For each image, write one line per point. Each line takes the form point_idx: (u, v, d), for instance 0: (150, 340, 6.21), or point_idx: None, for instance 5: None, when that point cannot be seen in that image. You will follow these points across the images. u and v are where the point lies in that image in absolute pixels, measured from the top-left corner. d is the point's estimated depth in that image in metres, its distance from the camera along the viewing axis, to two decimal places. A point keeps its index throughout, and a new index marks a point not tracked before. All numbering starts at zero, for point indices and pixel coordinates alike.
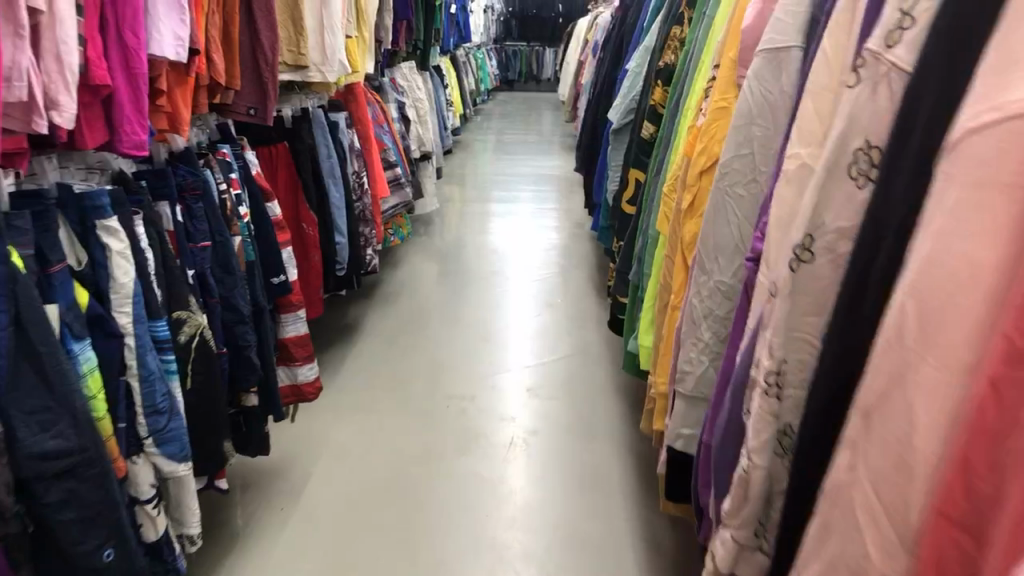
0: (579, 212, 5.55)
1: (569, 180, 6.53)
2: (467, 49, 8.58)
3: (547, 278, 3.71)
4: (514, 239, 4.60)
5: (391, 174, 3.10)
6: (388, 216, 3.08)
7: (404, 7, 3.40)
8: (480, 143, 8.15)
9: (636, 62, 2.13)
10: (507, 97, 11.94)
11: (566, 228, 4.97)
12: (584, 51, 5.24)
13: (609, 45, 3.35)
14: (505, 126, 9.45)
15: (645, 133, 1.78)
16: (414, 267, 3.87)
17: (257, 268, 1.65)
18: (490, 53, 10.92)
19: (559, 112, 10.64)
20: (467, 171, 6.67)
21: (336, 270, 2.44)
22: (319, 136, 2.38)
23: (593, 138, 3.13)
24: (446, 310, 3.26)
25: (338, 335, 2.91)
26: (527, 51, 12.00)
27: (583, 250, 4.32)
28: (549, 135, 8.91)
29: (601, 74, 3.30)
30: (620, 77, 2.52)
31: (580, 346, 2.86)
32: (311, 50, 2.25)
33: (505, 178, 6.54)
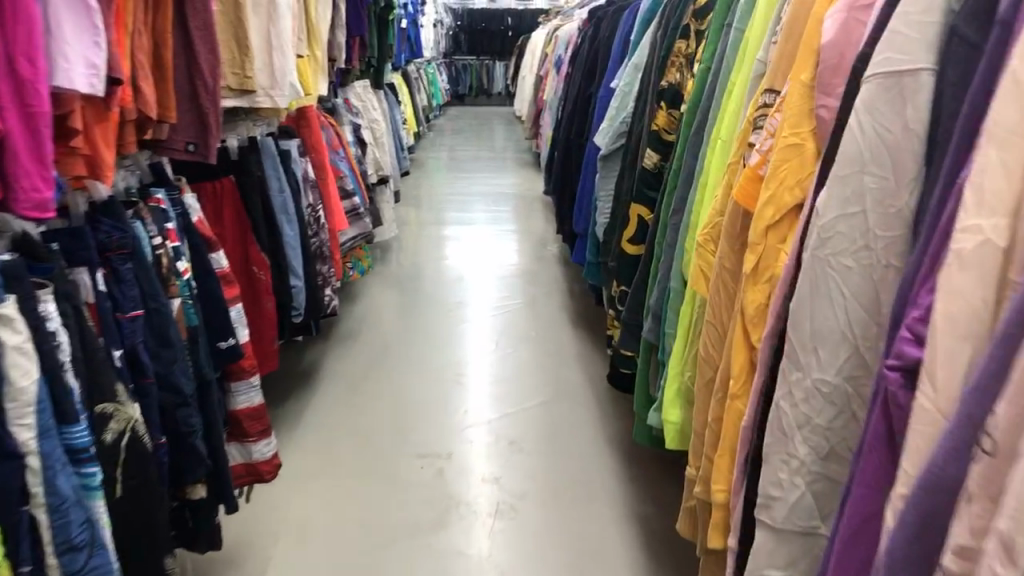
0: (542, 232, 5.33)
1: (529, 199, 6.30)
2: (418, 65, 8.33)
3: (517, 307, 3.47)
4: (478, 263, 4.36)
5: (348, 204, 2.85)
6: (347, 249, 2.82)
7: (357, 22, 3.15)
8: (434, 160, 7.89)
9: (624, 82, 1.91)
10: (458, 112, 11.71)
11: (531, 251, 4.74)
12: (544, 66, 5.03)
13: (579, 60, 3.13)
14: (458, 142, 9.22)
15: (648, 163, 1.55)
16: (373, 299, 3.61)
17: (202, 334, 1.39)
18: (441, 68, 10.69)
19: (512, 127, 10.43)
20: (422, 191, 6.42)
21: (292, 316, 2.18)
22: (269, 168, 2.12)
23: (566, 161, 2.91)
24: (412, 347, 3.00)
25: (295, 382, 2.65)
26: (477, 65, 11.80)
27: (552, 276, 4.10)
28: (503, 151, 8.69)
29: (572, 92, 3.08)
30: (601, 96, 2.30)
31: (562, 387, 2.63)
32: (258, 72, 1.99)
33: (462, 197, 6.31)
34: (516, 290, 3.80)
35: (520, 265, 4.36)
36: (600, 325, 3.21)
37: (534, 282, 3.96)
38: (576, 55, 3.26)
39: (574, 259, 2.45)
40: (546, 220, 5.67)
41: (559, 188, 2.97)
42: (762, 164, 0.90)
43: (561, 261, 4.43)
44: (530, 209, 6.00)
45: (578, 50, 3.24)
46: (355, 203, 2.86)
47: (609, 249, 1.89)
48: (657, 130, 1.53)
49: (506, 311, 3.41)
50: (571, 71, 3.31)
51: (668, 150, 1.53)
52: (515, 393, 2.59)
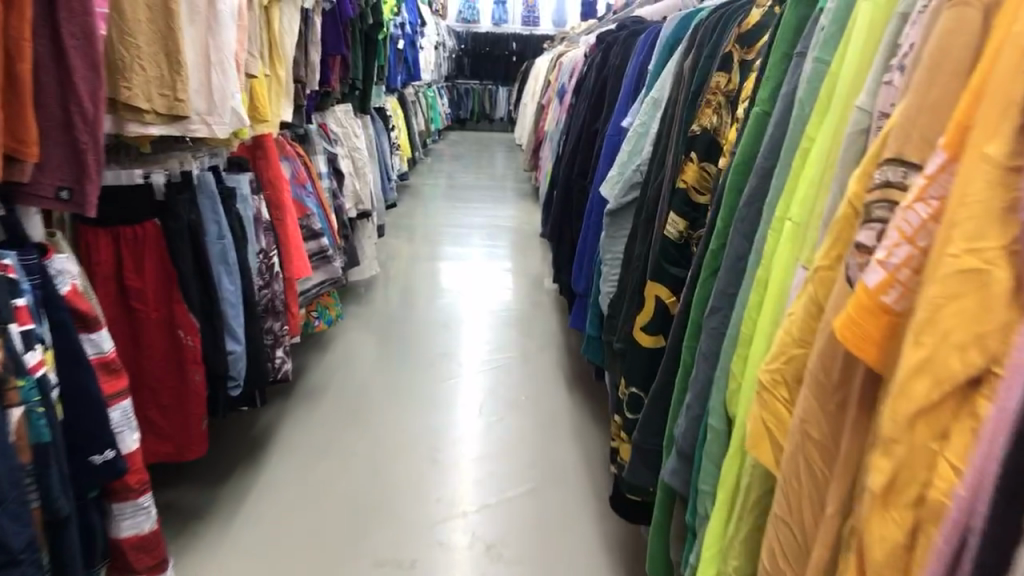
0: (539, 270, 4.95)
1: (527, 233, 5.93)
2: (416, 88, 8.02)
3: (506, 359, 3.08)
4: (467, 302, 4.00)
5: (315, 245, 2.48)
6: (311, 297, 2.46)
7: (336, 40, 2.80)
8: (429, 187, 7.53)
9: (640, 121, 1.55)
10: (458, 137, 11.41)
11: (526, 289, 4.38)
12: (546, 95, 4.68)
13: (583, 92, 2.78)
14: (456, 168, 8.89)
15: (671, 231, 1.18)
16: (348, 344, 3.23)
17: (58, 451, 1.01)
18: (442, 91, 10.39)
19: (513, 154, 10.09)
20: (414, 221, 6.05)
21: (229, 388, 1.81)
22: (206, 209, 1.76)
23: (568, 203, 2.55)
24: (383, 407, 2.62)
25: (242, 451, 2.27)
26: (479, 90, 11.51)
27: (547, 317, 3.70)
28: (502, 179, 8.36)
29: (575, 126, 2.73)
30: (609, 137, 1.94)
31: (554, 467, 2.25)
32: (193, 95, 1.63)
33: (456, 228, 5.96)
34: (506, 334, 3.41)
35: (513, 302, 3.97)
36: (601, 388, 2.83)
37: (527, 326, 3.57)
38: (580, 86, 2.91)
39: (572, 323, 2.07)
40: (545, 257, 5.30)
41: (557, 234, 2.60)
42: (889, 287, 0.54)
43: (557, 300, 4.04)
44: (527, 244, 5.63)
45: (582, 80, 2.89)
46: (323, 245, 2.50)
47: (614, 329, 1.52)
48: (683, 190, 1.16)
49: (494, 364, 3.02)
50: (574, 103, 2.95)
51: (699, 216, 1.16)
52: (498, 476, 2.20)
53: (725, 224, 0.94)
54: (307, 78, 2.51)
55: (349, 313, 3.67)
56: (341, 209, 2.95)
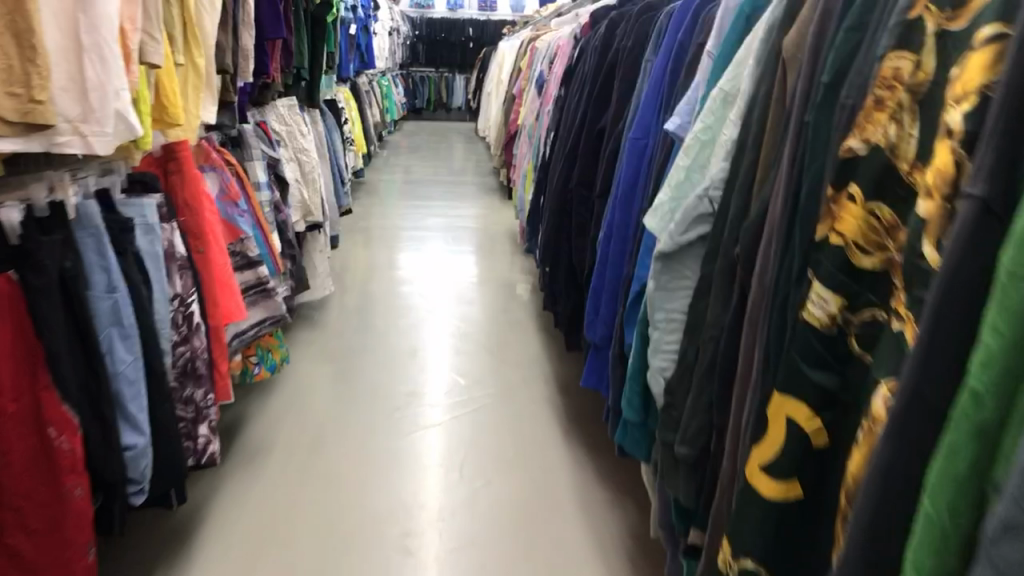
0: (512, 274, 4.48)
1: (495, 233, 5.45)
2: (370, 77, 7.50)
3: (487, 396, 2.61)
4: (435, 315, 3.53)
5: (251, 275, 2.00)
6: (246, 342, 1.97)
7: (275, 22, 2.31)
8: (386, 183, 7.00)
9: (701, 124, 1.08)
10: (415, 127, 10.90)
11: (500, 297, 3.93)
12: (517, 84, 4.20)
13: (575, 81, 2.32)
14: (414, 161, 8.40)
15: (807, 311, 0.73)
16: (300, 383, 2.74)
17: None
18: (396, 79, 9.88)
19: (473, 145, 9.59)
20: (371, 224, 5.54)
21: (130, 494, 1.33)
22: (88, 252, 1.27)
23: (567, 218, 2.09)
24: (343, 472, 2.14)
25: (166, 546, 1.78)
26: (436, 77, 11.01)
27: (529, 336, 3.24)
28: (463, 171, 7.89)
29: (567, 122, 2.26)
30: (634, 140, 1.48)
31: (559, 554, 1.81)
32: (57, 94, 1.13)
33: (417, 227, 5.49)
34: (485, 361, 2.93)
35: (488, 316, 3.49)
36: (603, 432, 2.37)
37: (506, 346, 3.10)
38: (569, 74, 2.44)
39: (586, 382, 1.63)
40: (517, 260, 4.83)
41: (552, 257, 2.14)
42: None
43: (537, 313, 3.57)
44: (497, 246, 5.15)
45: (572, 69, 2.42)
46: (263, 275, 2.02)
47: (674, 424, 1.07)
48: (839, 249, 0.71)
49: (474, 404, 2.55)
50: (562, 95, 2.48)
51: (863, 290, 0.70)
52: (490, 574, 1.74)
53: (1013, 346, 0.47)
54: (234, 67, 2.01)
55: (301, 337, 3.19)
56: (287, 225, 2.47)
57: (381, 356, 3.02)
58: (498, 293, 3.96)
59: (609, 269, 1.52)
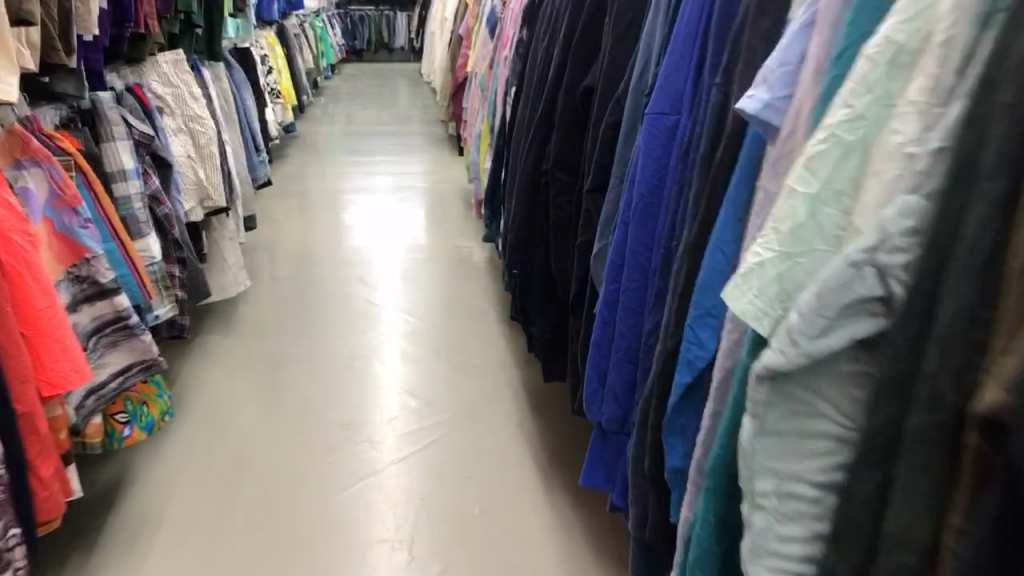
0: (466, 241, 3.92)
1: (446, 192, 4.87)
2: (301, 19, 6.81)
3: (444, 424, 2.08)
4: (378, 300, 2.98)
5: (107, 309, 1.43)
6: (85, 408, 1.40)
7: None
8: (323, 135, 6.35)
9: (843, 109, 0.55)
10: (356, 69, 10.20)
11: (453, 271, 3.38)
12: (464, 25, 3.60)
13: (541, 23, 1.75)
14: (355, 107, 7.75)
15: None
16: (210, 411, 2.18)
17: None
18: (333, 18, 9.14)
19: (419, 88, 8.94)
20: (305, 185, 4.93)
21: None
22: None
23: (540, 212, 1.55)
24: (255, 557, 1.61)
25: None
26: (376, 15, 10.28)
27: (491, 329, 2.70)
28: (409, 118, 7.27)
29: (533, 79, 1.71)
30: (656, 117, 0.94)
31: None
32: None
33: (358, 187, 4.90)
34: (441, 371, 2.39)
35: (441, 303, 2.95)
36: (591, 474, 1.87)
37: (465, 347, 2.56)
38: (533, 14, 1.87)
39: (585, 480, 1.11)
40: (471, 223, 4.26)
41: (519, 263, 1.59)
42: None
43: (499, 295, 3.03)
44: (448, 208, 4.57)
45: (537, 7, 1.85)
46: (125, 306, 1.45)
47: None
48: None
49: (429, 436, 2.02)
50: (523, 43, 1.91)
51: None
52: None
53: None
54: (62, 17, 1.41)
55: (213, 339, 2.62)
56: (172, 221, 1.88)
57: (310, 361, 2.47)
58: (452, 268, 3.40)
59: (620, 318, 0.99)
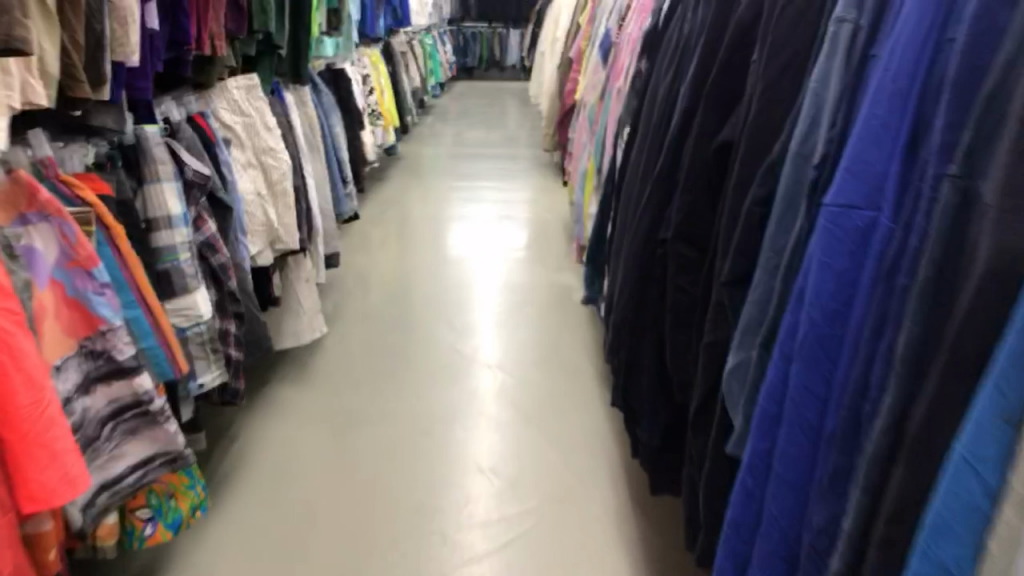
0: (567, 279, 3.62)
1: (548, 222, 4.58)
2: (410, 37, 6.66)
3: (531, 514, 1.79)
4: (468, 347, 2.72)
5: (125, 388, 1.20)
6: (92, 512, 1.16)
7: None
8: (426, 156, 6.15)
9: None
10: (466, 88, 10.03)
11: (551, 315, 3.09)
12: (575, 47, 3.32)
13: (664, 55, 1.46)
14: (462, 128, 7.55)
15: None
16: (270, 475, 1.94)
17: None
18: (444, 36, 9.00)
19: (528, 108, 8.70)
20: (403, 210, 4.72)
21: None
22: None
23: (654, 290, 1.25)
24: None
25: None
26: (488, 34, 10.11)
27: (588, 391, 2.39)
28: (516, 140, 7.03)
29: (652, 123, 1.41)
30: (841, 214, 0.64)
31: None
32: None
33: (458, 214, 4.66)
34: (530, 442, 2.10)
35: (536, 354, 2.67)
36: None
37: (558, 412, 2.26)
38: (654, 44, 1.58)
39: None
40: (574, 258, 3.96)
41: (627, 351, 1.30)
42: None
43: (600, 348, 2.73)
44: (549, 239, 4.28)
45: (659, 35, 1.56)
46: (145, 390, 1.22)
47: None
48: None
49: (511, 530, 1.73)
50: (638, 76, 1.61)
51: None
52: None
53: None
54: (88, 53, 1.17)
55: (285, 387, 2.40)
56: (229, 270, 1.65)
57: (387, 419, 2.22)
58: (549, 312, 3.10)
59: (776, 496, 0.69)
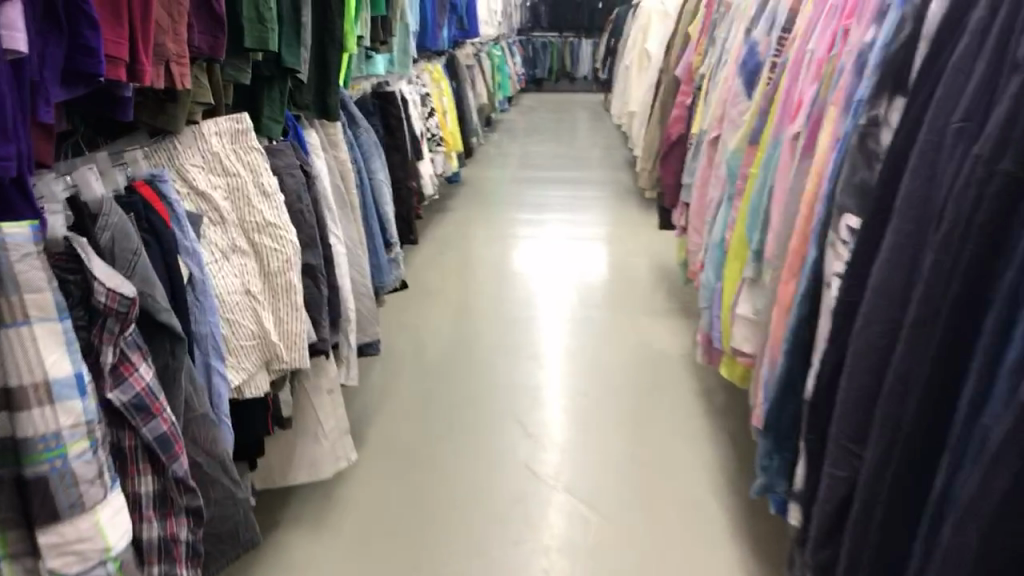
0: (664, 344, 2.90)
1: (634, 261, 3.89)
2: (476, 48, 6.05)
3: None
4: (546, 452, 2.05)
5: None
6: None
7: None
8: (491, 180, 5.52)
9: None
10: (536, 100, 9.40)
11: (651, 393, 2.41)
12: (683, 62, 2.62)
13: (950, 94, 0.77)
14: (531, 145, 6.90)
15: None
16: None
17: None
18: (513, 46, 8.38)
19: (603, 122, 8.02)
20: (465, 246, 4.07)
21: None
22: None
23: None
24: None
25: None
26: (559, 43, 9.48)
27: (719, 555, 1.67)
28: (591, 159, 6.36)
29: (948, 226, 0.72)
30: None
31: None
32: None
33: (528, 249, 4.01)
34: None
35: (639, 468, 1.99)
36: None
37: None
38: (905, 71, 0.88)
39: None
40: (669, 312, 3.25)
41: None
42: None
43: (721, 459, 2.04)
44: (638, 286, 3.57)
45: (920, 58, 0.86)
46: None
47: None
48: None
49: None
50: (864, 127, 0.92)
51: None
52: None
53: None
54: None
55: (299, 522, 1.76)
56: (181, 443, 1.00)
57: None
58: (648, 391, 2.42)
59: None
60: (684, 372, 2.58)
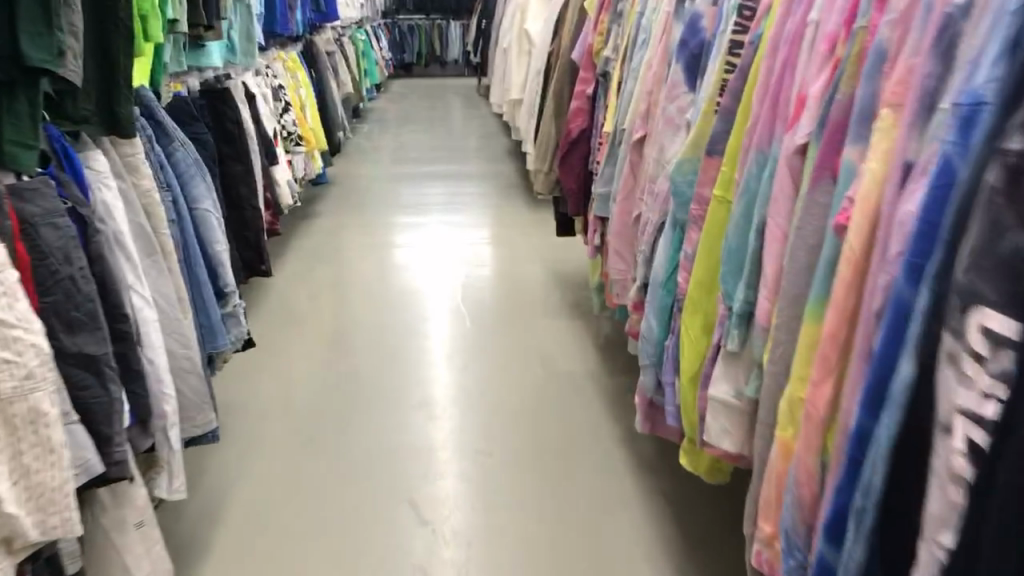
0: (569, 363, 2.51)
1: (527, 265, 3.49)
2: (338, 33, 5.52)
3: None
4: (445, 543, 1.61)
5: None
6: None
7: None
8: (363, 178, 5.03)
9: None
10: (407, 86, 8.90)
11: (566, 442, 2.00)
12: (581, 43, 2.21)
13: None
14: (404, 135, 6.42)
15: None
16: None
17: None
18: (379, 29, 7.86)
19: (479, 107, 7.59)
20: (337, 258, 3.59)
21: None
22: None
23: None
24: None
25: None
26: (428, 25, 9.00)
27: None
28: (469, 148, 5.92)
29: None
30: None
31: None
32: None
33: (408, 258, 3.55)
34: None
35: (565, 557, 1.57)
36: None
37: None
38: None
39: None
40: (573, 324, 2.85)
41: None
42: None
43: (663, 533, 1.64)
44: (535, 294, 3.17)
45: None
46: None
47: None
48: None
49: None
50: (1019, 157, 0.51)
51: None
52: None
53: None
54: None
55: None
56: None
57: None
58: (561, 439, 2.01)
59: None
60: (598, 405, 2.19)
